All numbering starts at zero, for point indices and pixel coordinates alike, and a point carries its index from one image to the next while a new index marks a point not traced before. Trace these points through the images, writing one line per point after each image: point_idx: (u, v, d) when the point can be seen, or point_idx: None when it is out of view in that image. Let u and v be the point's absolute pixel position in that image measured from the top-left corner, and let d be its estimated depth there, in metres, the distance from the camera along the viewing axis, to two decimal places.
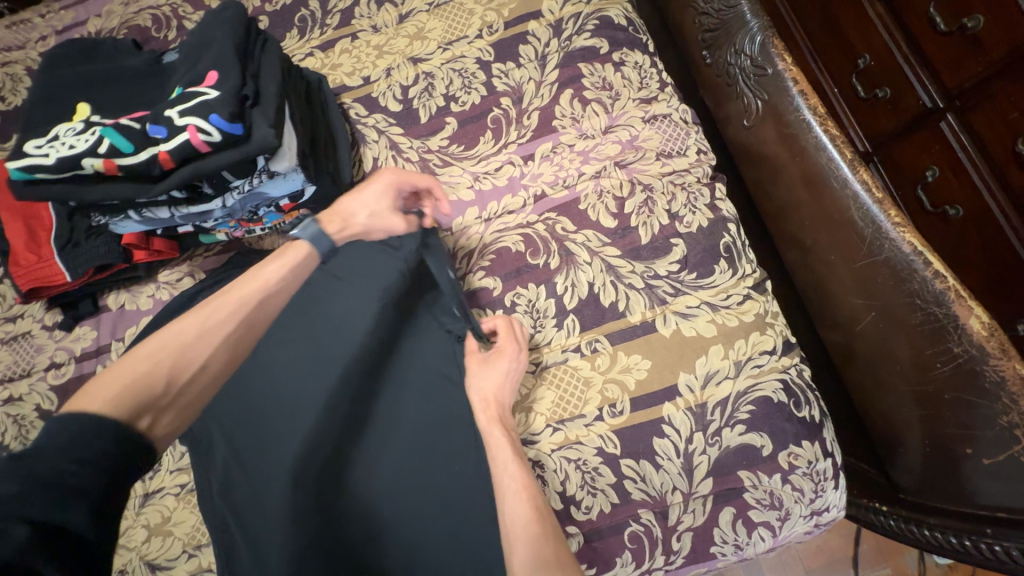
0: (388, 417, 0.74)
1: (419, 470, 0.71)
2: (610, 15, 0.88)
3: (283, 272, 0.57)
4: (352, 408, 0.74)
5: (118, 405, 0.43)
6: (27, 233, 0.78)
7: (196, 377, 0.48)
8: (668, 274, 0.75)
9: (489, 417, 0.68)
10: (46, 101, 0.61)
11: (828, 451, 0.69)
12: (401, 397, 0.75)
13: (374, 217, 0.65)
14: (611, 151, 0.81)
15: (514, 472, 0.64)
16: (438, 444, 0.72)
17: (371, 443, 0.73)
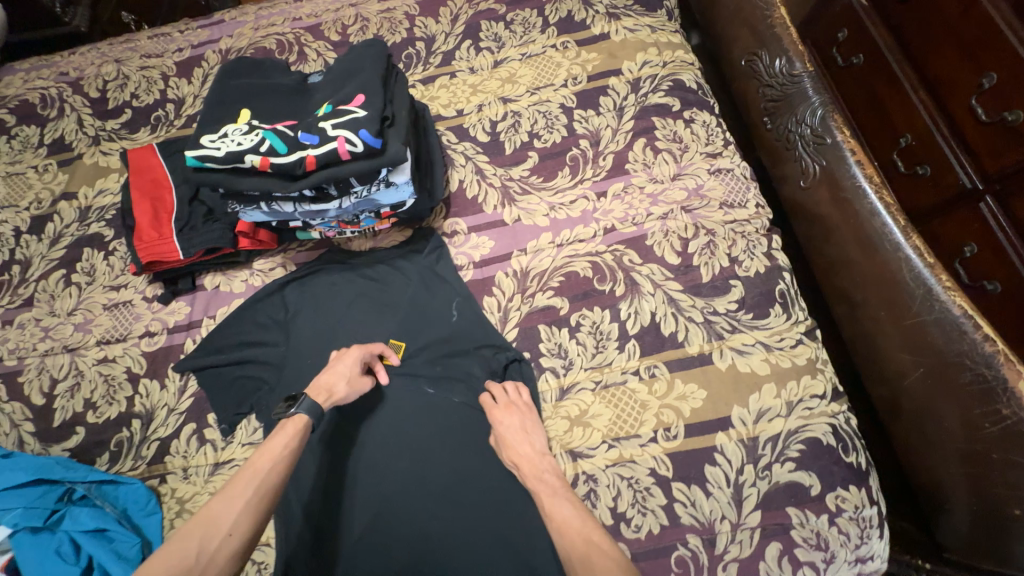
0: (416, 431, 0.80)
1: (458, 477, 0.77)
2: (683, 79, 0.98)
3: (285, 441, 0.67)
4: (390, 415, 0.81)
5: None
6: (152, 213, 0.87)
7: (223, 543, 0.57)
8: (727, 312, 0.80)
9: (523, 462, 0.73)
10: (214, 103, 0.72)
11: (874, 499, 0.72)
12: (430, 414, 0.81)
13: (351, 384, 0.77)
14: (677, 196, 0.89)
15: (554, 506, 0.66)
16: (464, 461, 0.78)
17: (402, 452, 0.79)
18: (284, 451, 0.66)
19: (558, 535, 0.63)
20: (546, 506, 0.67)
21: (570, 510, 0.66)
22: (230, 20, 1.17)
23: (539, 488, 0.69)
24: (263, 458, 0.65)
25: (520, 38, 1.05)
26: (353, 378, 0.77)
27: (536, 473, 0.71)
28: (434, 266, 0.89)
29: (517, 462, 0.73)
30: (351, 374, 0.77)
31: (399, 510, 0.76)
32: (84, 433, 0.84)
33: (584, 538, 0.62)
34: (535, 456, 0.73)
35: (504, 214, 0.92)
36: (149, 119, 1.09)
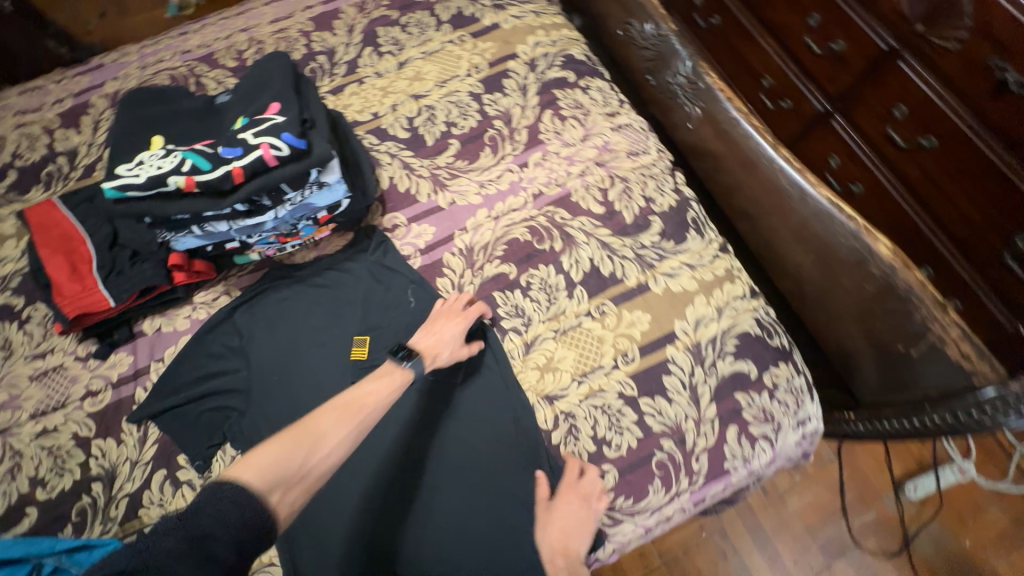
0: (456, 433, 0.80)
1: (477, 476, 0.77)
2: (573, 53, 1.09)
3: (388, 390, 0.71)
4: (424, 416, 0.81)
5: (260, 479, 0.56)
6: (69, 267, 0.83)
7: (318, 457, 0.61)
8: (652, 244, 0.91)
9: (561, 551, 0.73)
10: (122, 134, 0.72)
11: (800, 369, 0.85)
12: (471, 417, 0.81)
13: (452, 353, 0.80)
14: (590, 154, 0.99)
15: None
16: (495, 460, 0.78)
17: (438, 454, 0.79)
18: (384, 400, 0.71)
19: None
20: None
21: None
22: (111, 63, 1.12)
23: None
24: (366, 399, 0.69)
25: (417, 38, 1.10)
26: (455, 348, 0.80)
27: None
28: (379, 257, 0.92)
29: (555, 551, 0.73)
30: (456, 344, 0.80)
31: (425, 517, 0.75)
32: (37, 512, 0.77)
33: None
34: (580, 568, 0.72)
35: (438, 200, 0.97)
36: (38, 176, 1.01)
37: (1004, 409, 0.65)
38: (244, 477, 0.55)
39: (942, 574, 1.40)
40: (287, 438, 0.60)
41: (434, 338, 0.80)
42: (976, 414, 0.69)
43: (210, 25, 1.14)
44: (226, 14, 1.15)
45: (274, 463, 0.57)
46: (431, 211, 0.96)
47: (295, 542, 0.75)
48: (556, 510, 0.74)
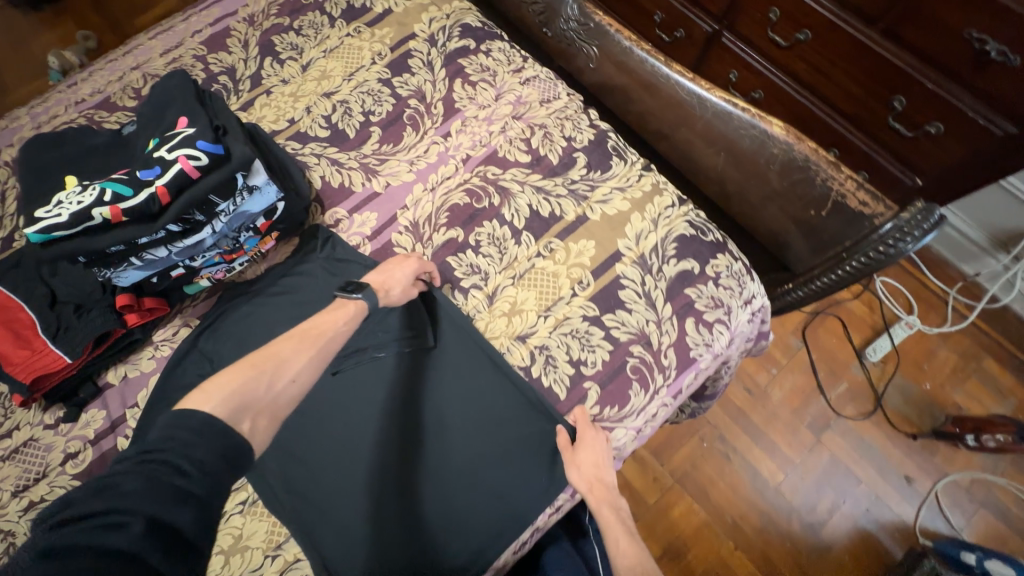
0: (450, 396, 0.84)
1: (474, 429, 0.81)
2: (468, 21, 1.13)
3: (347, 322, 0.76)
4: (413, 388, 0.84)
5: (226, 408, 0.58)
6: (13, 335, 0.81)
7: (286, 385, 0.65)
8: (582, 178, 0.97)
9: (595, 484, 0.77)
10: (30, 179, 0.70)
11: (736, 257, 0.93)
12: (459, 377, 0.85)
13: (405, 289, 0.84)
14: (506, 111, 1.03)
15: (628, 541, 0.77)
16: (492, 410, 0.82)
17: (435, 420, 0.82)
18: (342, 329, 0.75)
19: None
20: (621, 540, 0.77)
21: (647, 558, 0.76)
22: (2, 131, 1.07)
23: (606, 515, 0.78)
24: (324, 329, 0.73)
25: (315, 39, 1.11)
26: (406, 286, 0.85)
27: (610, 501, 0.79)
28: (332, 250, 0.94)
29: (590, 484, 0.77)
30: (408, 282, 0.85)
31: (444, 480, 0.79)
32: None
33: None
34: (610, 489, 0.79)
35: (374, 186, 0.99)
36: None
37: (903, 236, 0.77)
38: (207, 408, 0.57)
39: (913, 418, 1.56)
40: (247, 367, 0.63)
41: (384, 275, 0.84)
42: (882, 249, 0.79)
43: (99, 71, 1.11)
44: (112, 57, 1.13)
45: (238, 391, 0.60)
46: (369, 198, 0.98)
47: (317, 536, 0.77)
48: (583, 443, 0.79)
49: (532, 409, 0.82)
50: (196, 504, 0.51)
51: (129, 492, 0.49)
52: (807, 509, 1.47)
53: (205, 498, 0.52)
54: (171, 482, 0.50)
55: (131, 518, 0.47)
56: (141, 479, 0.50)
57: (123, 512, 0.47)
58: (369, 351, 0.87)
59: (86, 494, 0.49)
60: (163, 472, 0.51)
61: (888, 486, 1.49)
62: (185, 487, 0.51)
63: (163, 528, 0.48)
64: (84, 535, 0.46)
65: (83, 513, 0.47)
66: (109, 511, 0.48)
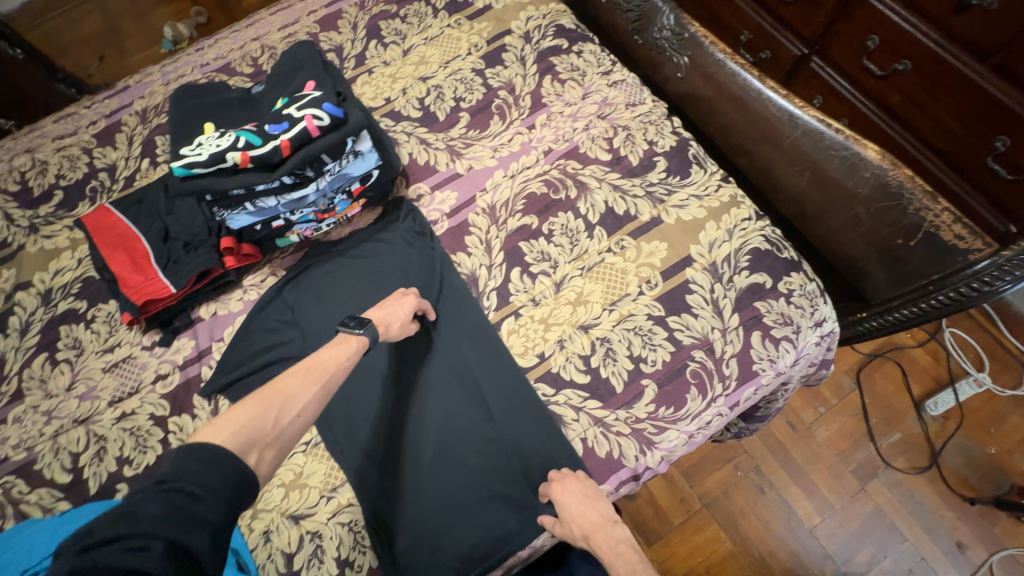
0: (497, 382, 0.87)
1: (516, 417, 0.84)
2: (563, 23, 1.17)
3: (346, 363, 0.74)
4: (467, 366, 0.89)
5: (235, 441, 0.59)
6: (131, 262, 0.92)
7: (293, 421, 0.65)
8: (660, 181, 0.99)
9: (592, 530, 0.73)
10: (177, 124, 0.80)
11: (811, 277, 0.92)
12: (495, 367, 0.88)
13: (404, 325, 0.84)
14: (592, 110, 1.06)
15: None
16: (527, 400, 0.85)
17: (482, 401, 0.86)
18: (345, 365, 0.74)
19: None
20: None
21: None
22: (136, 84, 1.20)
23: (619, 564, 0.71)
24: (328, 364, 0.73)
25: (418, 27, 1.19)
26: (406, 322, 0.84)
27: (609, 543, 0.73)
28: (409, 224, 1.00)
29: (585, 532, 0.74)
30: (407, 319, 0.84)
31: (477, 460, 0.82)
32: (127, 487, 0.84)
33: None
34: (604, 523, 0.74)
35: (456, 167, 1.04)
36: (84, 192, 1.09)
37: (1001, 276, 0.77)
38: (218, 441, 0.58)
39: (973, 482, 1.45)
40: (254, 404, 0.64)
41: (385, 310, 0.83)
42: (976, 287, 0.79)
43: (223, 39, 1.22)
44: (236, 27, 1.24)
45: (246, 426, 0.61)
46: (451, 177, 1.04)
47: (363, 482, 0.82)
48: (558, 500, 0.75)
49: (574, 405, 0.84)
50: (209, 529, 0.52)
51: (149, 517, 0.50)
52: (843, 558, 1.40)
53: (219, 525, 0.53)
54: (189, 507, 0.52)
55: (153, 541, 0.49)
56: (161, 505, 0.51)
57: (146, 535, 0.49)
58: (426, 325, 0.92)
59: (107, 521, 0.50)
60: (181, 500, 0.52)
61: (936, 549, 1.39)
62: (201, 513, 0.52)
63: (184, 552, 0.49)
64: (109, 558, 0.47)
65: (105, 538, 0.48)
66: (131, 535, 0.49)
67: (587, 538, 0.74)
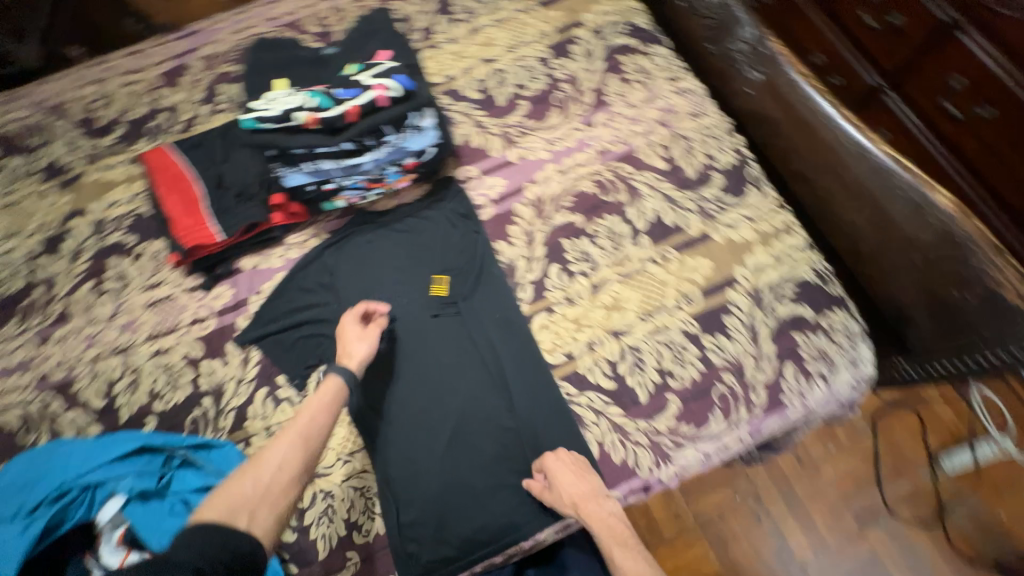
0: (520, 374, 0.87)
1: (536, 410, 0.85)
2: (636, 22, 1.15)
3: (324, 402, 0.76)
4: (493, 354, 0.88)
5: (220, 512, 0.61)
6: (185, 205, 0.94)
7: (275, 476, 0.67)
8: (714, 197, 0.97)
9: (580, 501, 0.75)
10: (254, 77, 0.84)
11: (853, 315, 0.89)
12: (521, 359, 0.88)
13: (361, 341, 0.84)
14: (654, 115, 1.04)
15: (625, 558, 0.75)
16: (551, 398, 0.85)
17: (503, 391, 0.86)
18: (322, 407, 0.75)
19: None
20: (617, 555, 0.75)
21: (644, 565, 0.75)
22: (206, 29, 1.22)
23: (605, 533, 0.75)
24: (306, 413, 0.74)
25: (488, 7, 1.18)
26: (362, 336, 0.85)
27: (601, 515, 0.76)
28: (454, 205, 1.00)
29: (575, 501, 0.75)
30: (358, 334, 0.85)
31: (492, 446, 0.83)
32: (155, 420, 0.88)
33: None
34: (595, 496, 0.76)
35: (509, 155, 1.04)
36: (145, 129, 1.12)
37: None
38: (204, 516, 0.61)
39: (978, 545, 1.42)
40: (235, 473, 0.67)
41: (342, 343, 0.84)
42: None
43: None
44: None
45: (229, 496, 0.63)
46: (502, 163, 1.03)
47: (380, 452, 0.84)
48: (544, 462, 0.79)
49: (595, 409, 0.84)
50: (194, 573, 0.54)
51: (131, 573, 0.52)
52: None
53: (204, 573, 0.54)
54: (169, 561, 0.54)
55: None
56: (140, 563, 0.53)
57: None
58: (460, 306, 0.92)
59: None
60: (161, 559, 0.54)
61: None
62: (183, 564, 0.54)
63: None
64: None
65: None
66: None
67: (576, 509, 0.75)
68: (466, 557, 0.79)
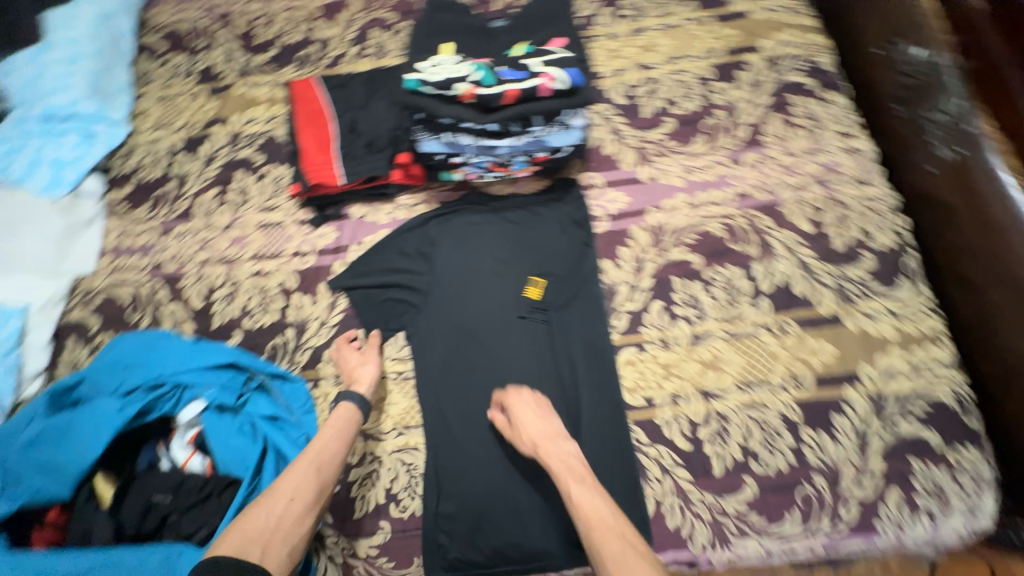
0: (595, 405, 0.83)
1: (600, 446, 0.80)
2: (818, 61, 1.02)
3: (336, 429, 0.76)
4: (571, 375, 0.84)
5: (235, 545, 0.61)
6: (317, 141, 0.96)
7: (288, 506, 0.66)
8: (859, 279, 0.86)
9: (541, 441, 0.75)
10: (422, 36, 0.81)
11: (990, 459, 0.76)
12: (599, 389, 0.83)
13: (363, 362, 0.85)
14: (812, 170, 0.93)
15: (582, 495, 0.70)
16: (616, 439, 0.80)
17: (572, 415, 0.82)
18: (332, 433, 0.75)
19: (586, 528, 0.67)
20: (574, 492, 0.70)
21: (601, 504, 0.69)
22: None
23: (563, 471, 0.72)
24: (318, 439, 0.74)
25: (659, 9, 1.10)
26: (361, 358, 0.86)
27: (560, 456, 0.74)
28: (570, 212, 0.95)
29: (536, 441, 0.75)
30: (355, 358, 0.86)
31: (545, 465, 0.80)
32: (241, 335, 0.92)
33: (618, 533, 0.65)
34: (555, 436, 0.76)
35: (639, 172, 0.97)
36: (295, 56, 1.15)
37: None
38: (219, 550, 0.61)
39: None
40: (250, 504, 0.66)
41: (348, 368, 0.85)
42: None
43: None
44: None
45: (244, 529, 0.63)
46: (629, 178, 0.97)
47: (435, 437, 0.83)
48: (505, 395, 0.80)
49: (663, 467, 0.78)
50: None
51: None
52: None
53: None
54: None
55: None
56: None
57: None
58: (550, 315, 0.88)
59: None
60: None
61: None
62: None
63: None
64: None
65: None
66: None
67: (535, 449, 0.75)
68: (492, 567, 0.77)
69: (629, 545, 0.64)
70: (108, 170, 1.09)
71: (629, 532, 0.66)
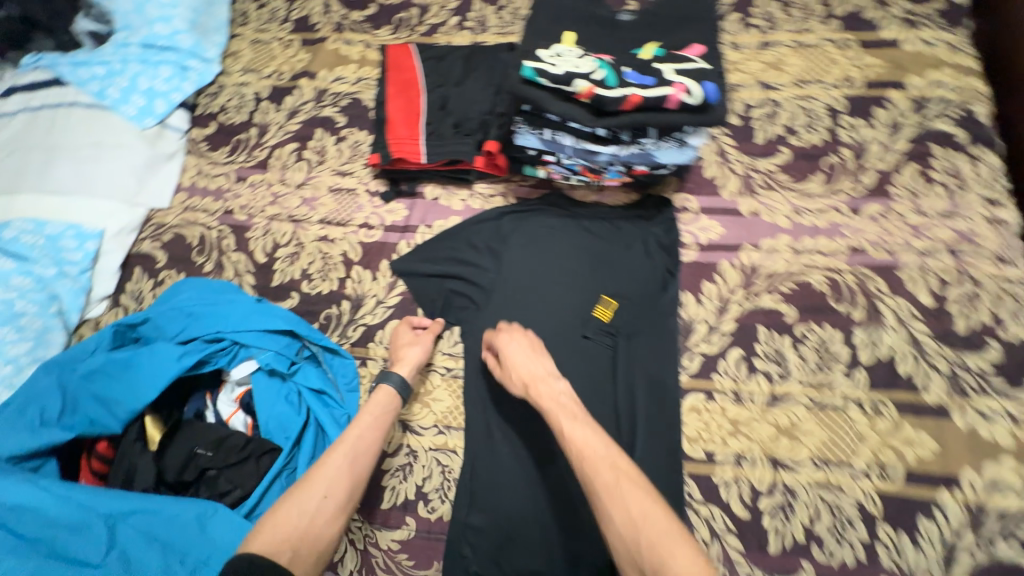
0: (651, 449, 0.75)
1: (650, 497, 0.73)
2: (975, 110, 0.89)
3: (376, 416, 0.73)
4: (630, 410, 0.77)
5: (268, 544, 0.59)
6: (405, 113, 0.92)
7: (321, 504, 0.64)
8: (978, 370, 0.75)
9: (530, 380, 0.70)
10: (543, 20, 0.74)
11: None
12: (657, 432, 0.76)
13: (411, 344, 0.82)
14: (944, 235, 0.82)
15: (575, 430, 0.62)
16: (670, 494, 0.73)
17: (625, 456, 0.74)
18: (369, 421, 0.72)
19: (579, 462, 0.60)
20: (565, 426, 0.63)
21: (594, 436, 0.61)
22: None
23: (554, 408, 0.66)
24: (355, 427, 0.71)
25: (796, 23, 0.98)
26: (410, 339, 0.83)
27: (551, 396, 0.68)
28: (657, 235, 0.88)
29: (524, 382, 0.70)
30: (404, 335, 0.83)
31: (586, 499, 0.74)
32: (298, 298, 0.91)
33: (610, 463, 0.58)
34: (544, 376, 0.70)
35: (741, 203, 0.88)
36: (393, 18, 1.10)
37: None
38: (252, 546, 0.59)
39: None
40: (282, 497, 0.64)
41: (395, 348, 0.82)
42: None
43: None
44: None
45: (276, 528, 0.61)
46: (728, 208, 0.88)
47: (475, 444, 0.79)
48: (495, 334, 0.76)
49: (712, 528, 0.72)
50: None
51: None
52: None
53: None
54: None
55: None
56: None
57: None
58: (618, 341, 0.80)
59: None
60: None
61: None
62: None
63: None
64: None
65: None
66: None
67: (526, 389, 0.70)
68: None
69: (623, 476, 0.57)
70: (194, 107, 1.09)
71: (623, 462, 0.58)
